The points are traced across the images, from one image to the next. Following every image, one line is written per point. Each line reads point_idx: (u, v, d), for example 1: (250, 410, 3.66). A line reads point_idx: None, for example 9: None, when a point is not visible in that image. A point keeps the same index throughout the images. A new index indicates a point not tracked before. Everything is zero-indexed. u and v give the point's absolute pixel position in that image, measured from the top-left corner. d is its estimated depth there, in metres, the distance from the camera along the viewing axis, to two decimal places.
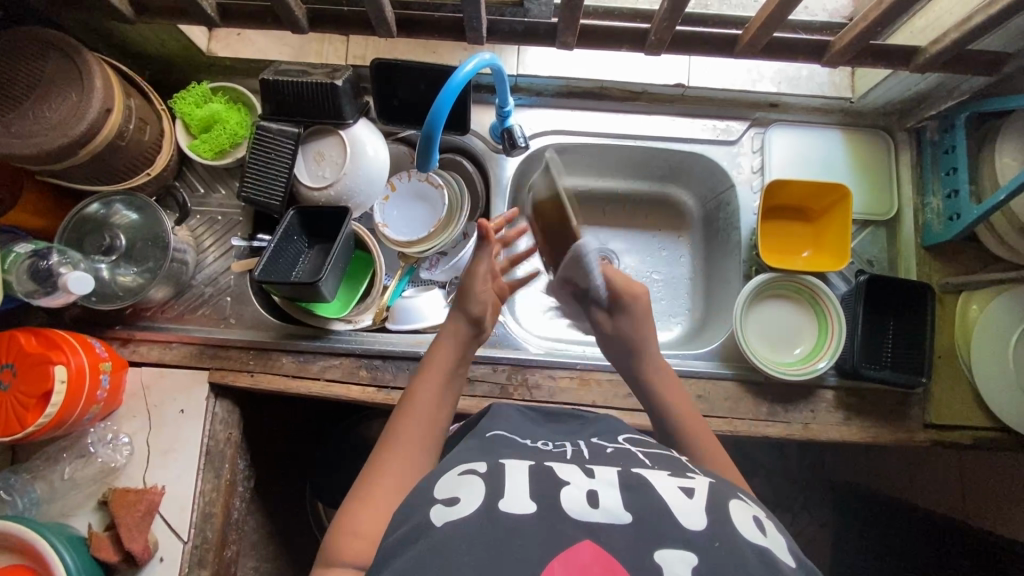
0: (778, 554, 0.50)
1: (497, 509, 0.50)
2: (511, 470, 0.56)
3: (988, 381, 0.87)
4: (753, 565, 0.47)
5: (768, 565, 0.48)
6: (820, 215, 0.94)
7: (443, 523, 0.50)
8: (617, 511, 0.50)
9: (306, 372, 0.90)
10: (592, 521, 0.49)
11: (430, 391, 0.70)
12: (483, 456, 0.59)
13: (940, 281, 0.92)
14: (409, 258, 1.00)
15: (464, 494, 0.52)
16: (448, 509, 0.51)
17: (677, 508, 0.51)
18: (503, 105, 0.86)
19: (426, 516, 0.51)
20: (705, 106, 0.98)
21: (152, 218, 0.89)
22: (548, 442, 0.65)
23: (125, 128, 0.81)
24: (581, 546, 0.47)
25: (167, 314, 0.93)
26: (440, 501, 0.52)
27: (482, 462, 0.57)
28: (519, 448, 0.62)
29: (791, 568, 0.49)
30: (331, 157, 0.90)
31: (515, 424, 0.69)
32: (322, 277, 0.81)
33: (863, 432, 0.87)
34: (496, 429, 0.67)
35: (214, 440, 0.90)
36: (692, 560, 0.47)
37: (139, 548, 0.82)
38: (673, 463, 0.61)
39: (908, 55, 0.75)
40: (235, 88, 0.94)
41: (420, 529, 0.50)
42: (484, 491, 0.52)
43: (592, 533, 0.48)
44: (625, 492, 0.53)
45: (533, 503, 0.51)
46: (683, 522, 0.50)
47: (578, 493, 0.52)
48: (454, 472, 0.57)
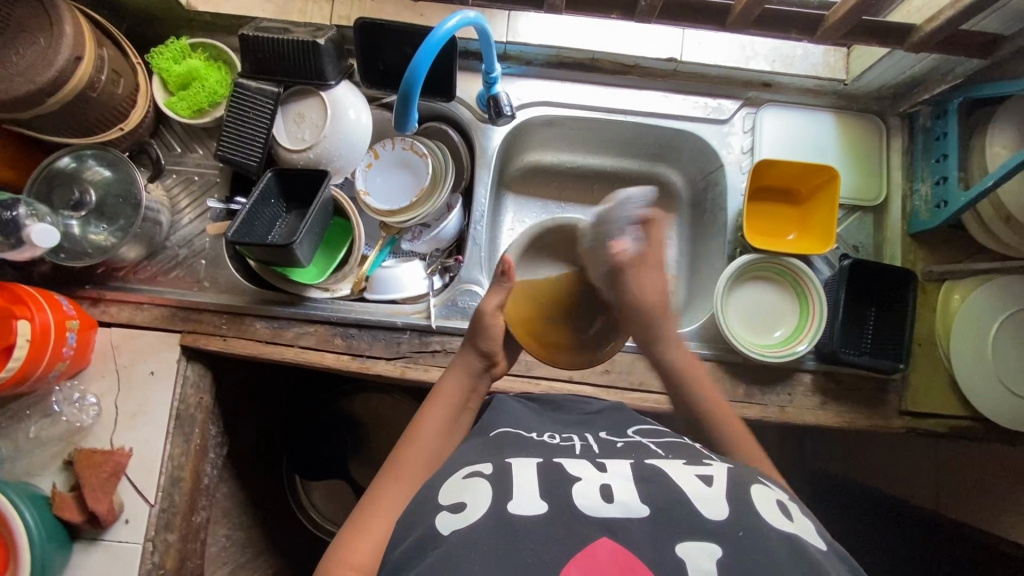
0: (806, 539, 0.50)
1: (505, 512, 0.50)
2: (518, 469, 0.56)
3: (966, 372, 0.87)
4: (781, 553, 0.47)
5: (797, 553, 0.47)
6: (807, 198, 0.93)
7: (450, 532, 0.50)
8: (633, 505, 0.50)
9: (280, 338, 0.88)
10: (608, 517, 0.49)
11: (434, 425, 0.70)
12: (492, 457, 0.60)
13: (924, 269, 0.91)
14: (392, 229, 0.98)
15: (470, 499, 0.53)
16: (454, 517, 0.52)
17: (695, 497, 0.51)
18: (491, 71, 0.84)
19: (433, 526, 0.52)
20: (697, 82, 0.96)
21: (124, 175, 0.86)
22: (555, 435, 0.67)
23: (97, 79, 0.78)
24: (598, 544, 0.47)
25: (139, 275, 0.91)
26: (446, 509, 0.53)
27: (488, 464, 0.58)
28: (526, 444, 0.64)
29: (820, 551, 0.49)
30: (311, 119, 0.88)
31: (523, 417, 0.71)
32: (296, 240, 0.79)
33: (839, 418, 0.87)
34: (502, 426, 0.68)
35: (184, 403, 0.88)
36: (716, 552, 0.46)
37: (103, 509, 0.81)
38: (689, 452, 0.62)
39: (903, 33, 0.73)
40: (215, 45, 0.91)
41: (428, 540, 0.51)
42: (490, 498, 0.53)
43: (609, 529, 0.48)
44: (640, 485, 0.53)
45: (543, 504, 0.51)
46: (705, 512, 0.49)
47: (590, 489, 0.52)
48: (460, 476, 0.58)
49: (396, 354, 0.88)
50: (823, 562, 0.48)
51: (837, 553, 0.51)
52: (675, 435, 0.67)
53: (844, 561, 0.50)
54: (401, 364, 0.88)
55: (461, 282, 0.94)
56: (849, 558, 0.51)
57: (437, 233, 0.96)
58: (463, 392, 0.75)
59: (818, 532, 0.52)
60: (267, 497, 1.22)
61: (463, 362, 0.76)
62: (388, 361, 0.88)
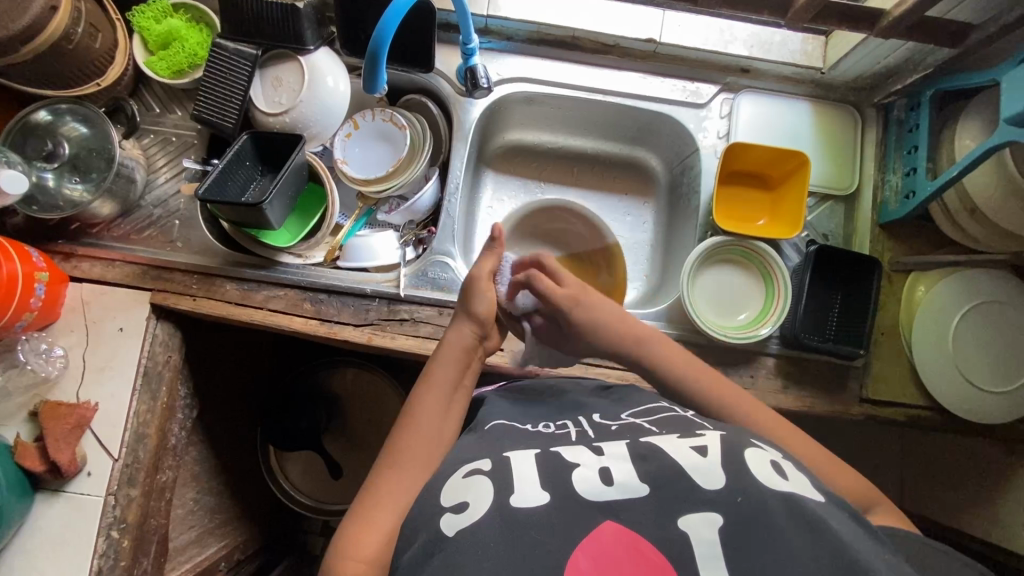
0: (804, 494, 0.51)
1: (509, 505, 0.50)
2: (517, 462, 0.56)
3: (927, 361, 0.87)
4: (780, 510, 0.49)
5: (792, 506, 0.49)
6: (779, 184, 0.93)
7: (455, 531, 0.50)
8: (632, 484, 0.51)
9: (249, 300, 0.89)
10: (609, 499, 0.50)
11: (433, 406, 0.70)
12: (489, 451, 0.59)
13: (891, 260, 0.92)
14: (368, 199, 0.98)
15: (472, 498, 0.52)
16: (457, 516, 0.51)
17: (691, 469, 0.52)
18: (468, 42, 0.84)
19: (437, 527, 0.51)
20: (675, 65, 0.96)
21: (99, 131, 0.86)
22: (548, 423, 0.66)
23: (72, 31, 0.78)
24: (602, 528, 0.48)
25: (113, 233, 0.91)
26: (449, 508, 0.52)
27: (487, 461, 0.56)
28: (521, 436, 0.62)
29: (818, 503, 0.51)
30: (289, 83, 0.89)
31: (512, 410, 0.69)
32: (265, 200, 0.80)
33: (800, 402, 0.88)
34: (495, 419, 0.67)
35: (152, 360, 0.89)
36: (717, 520, 0.48)
37: (65, 460, 0.81)
38: (682, 424, 0.62)
39: (872, 18, 0.74)
40: (196, 6, 0.91)
41: (434, 543, 0.50)
42: (492, 490, 0.52)
43: (612, 512, 0.49)
44: (638, 464, 0.53)
45: (545, 491, 0.51)
46: (702, 483, 0.51)
47: (589, 473, 0.53)
48: (459, 475, 0.56)
49: (363, 320, 0.89)
50: (822, 515, 0.49)
51: (834, 502, 0.52)
52: (665, 407, 0.67)
53: (843, 511, 0.52)
54: (368, 331, 0.88)
55: (433, 253, 0.94)
56: (845, 503, 0.53)
57: (412, 204, 0.96)
58: (461, 364, 0.74)
59: (813, 484, 0.54)
60: (238, 465, 1.23)
61: (459, 334, 0.76)
62: (355, 328, 0.88)
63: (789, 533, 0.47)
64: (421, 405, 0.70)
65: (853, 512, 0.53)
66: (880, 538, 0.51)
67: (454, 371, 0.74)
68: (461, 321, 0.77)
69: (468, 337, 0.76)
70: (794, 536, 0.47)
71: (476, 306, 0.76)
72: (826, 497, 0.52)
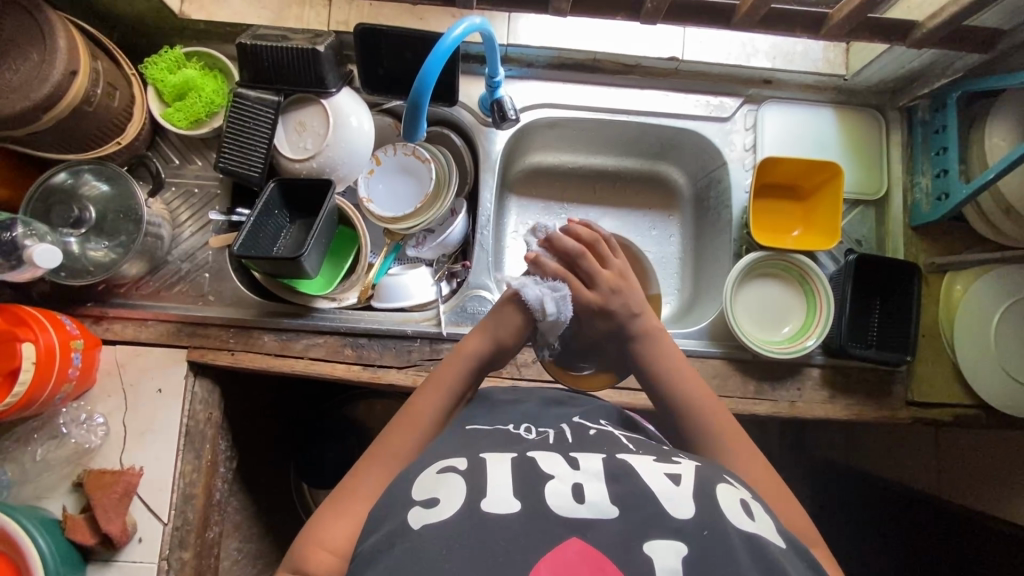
0: (769, 538, 0.50)
1: (478, 508, 0.49)
2: (492, 465, 0.55)
3: (971, 359, 0.88)
4: (742, 553, 0.48)
5: (756, 552, 0.48)
6: (811, 194, 0.93)
7: (421, 527, 0.49)
8: (602, 505, 0.50)
9: (289, 351, 0.88)
10: (578, 517, 0.49)
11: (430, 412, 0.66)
12: (463, 451, 0.58)
13: (926, 262, 0.93)
14: (396, 235, 0.97)
15: (444, 494, 0.51)
16: (426, 511, 0.50)
17: (663, 496, 0.51)
18: (494, 75, 0.83)
19: (404, 519, 0.50)
20: (699, 81, 0.96)
21: (123, 190, 0.84)
22: (531, 427, 0.63)
23: (92, 92, 0.76)
24: (567, 544, 0.47)
25: (142, 291, 0.89)
26: (419, 503, 0.52)
27: (463, 460, 0.56)
28: (500, 438, 0.60)
29: (780, 549, 0.50)
30: (313, 127, 0.87)
31: (495, 412, 0.67)
32: (303, 252, 0.78)
33: (849, 411, 0.88)
34: (477, 420, 0.66)
35: (193, 420, 0.87)
36: (681, 551, 0.47)
37: (116, 530, 0.80)
38: (658, 448, 0.61)
39: (904, 30, 0.74)
40: (210, 54, 0.89)
41: (398, 534, 0.49)
42: (465, 490, 0.51)
43: (577, 529, 0.48)
44: (611, 484, 0.52)
45: (516, 500, 0.50)
46: (672, 513, 0.50)
47: (562, 486, 0.52)
48: (432, 470, 0.56)
49: (407, 362, 0.88)
50: (782, 560, 0.49)
51: (796, 549, 0.52)
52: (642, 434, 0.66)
53: (804, 559, 0.51)
54: (413, 372, 0.87)
55: (469, 287, 0.93)
56: (806, 552, 0.52)
57: (443, 239, 0.95)
58: (467, 375, 0.70)
59: (777, 527, 0.53)
60: (278, 506, 1.22)
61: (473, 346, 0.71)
62: (399, 370, 0.87)
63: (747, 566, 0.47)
64: (417, 409, 0.67)
65: (812, 562, 0.52)
66: None
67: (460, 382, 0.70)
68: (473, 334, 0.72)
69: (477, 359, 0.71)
70: None
71: (501, 334, 0.71)
72: (788, 543, 0.52)
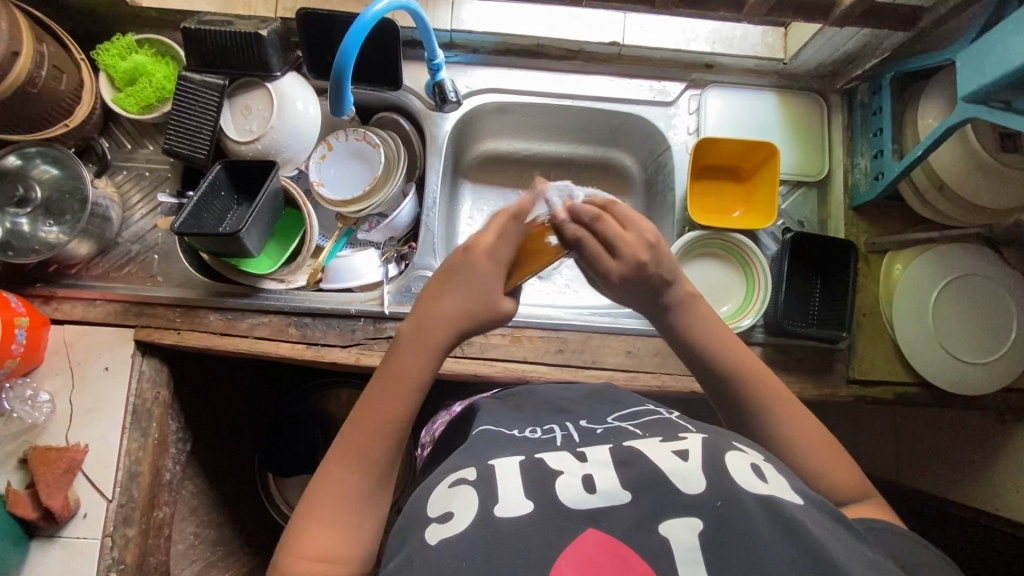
0: (782, 496, 0.49)
1: (492, 516, 0.48)
2: (502, 470, 0.53)
3: (907, 336, 0.89)
4: (759, 517, 0.47)
5: (771, 512, 0.47)
6: (752, 175, 0.95)
7: (439, 542, 0.48)
8: (613, 491, 0.49)
9: (234, 330, 0.89)
10: (591, 508, 0.48)
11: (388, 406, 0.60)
12: (472, 459, 0.56)
13: (867, 242, 0.93)
14: (348, 220, 0.99)
15: (457, 508, 0.50)
16: (442, 526, 0.49)
17: (672, 474, 0.50)
18: (434, 57, 0.85)
19: (421, 539, 0.49)
20: (640, 65, 0.97)
21: (71, 171, 0.86)
22: (536, 429, 0.63)
23: (36, 75, 0.78)
24: (585, 536, 0.46)
25: (92, 272, 0.91)
26: (434, 519, 0.50)
27: (472, 469, 0.54)
28: (508, 441, 0.59)
29: (797, 506, 0.49)
30: (258, 110, 0.89)
31: (501, 415, 0.67)
32: (242, 228, 0.80)
33: (790, 388, 0.89)
34: (484, 425, 0.64)
35: (140, 398, 0.88)
36: (697, 525, 0.46)
37: (58, 505, 0.81)
38: (667, 427, 0.59)
39: (826, 8, 0.75)
40: (161, 40, 0.91)
41: (416, 553, 0.48)
42: (477, 500, 0.50)
43: (593, 519, 0.47)
44: (620, 469, 0.51)
45: (528, 501, 0.49)
46: (682, 489, 0.49)
47: (572, 481, 0.51)
48: (443, 485, 0.54)
49: (350, 341, 0.89)
50: (801, 517, 0.47)
51: (814, 503, 0.50)
52: (653, 412, 0.65)
53: (826, 513, 0.50)
54: (356, 351, 0.88)
55: (414, 268, 0.94)
56: (827, 506, 0.51)
57: (391, 221, 0.96)
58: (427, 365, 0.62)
59: (792, 485, 0.52)
60: (237, 493, 1.23)
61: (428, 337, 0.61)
62: (342, 349, 0.88)
63: (767, 538, 0.45)
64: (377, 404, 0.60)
65: (838, 515, 0.51)
66: (867, 545, 0.49)
67: (424, 370, 0.62)
68: (437, 320, 0.62)
69: (443, 344, 0.62)
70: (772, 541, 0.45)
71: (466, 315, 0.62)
72: (806, 499, 0.50)
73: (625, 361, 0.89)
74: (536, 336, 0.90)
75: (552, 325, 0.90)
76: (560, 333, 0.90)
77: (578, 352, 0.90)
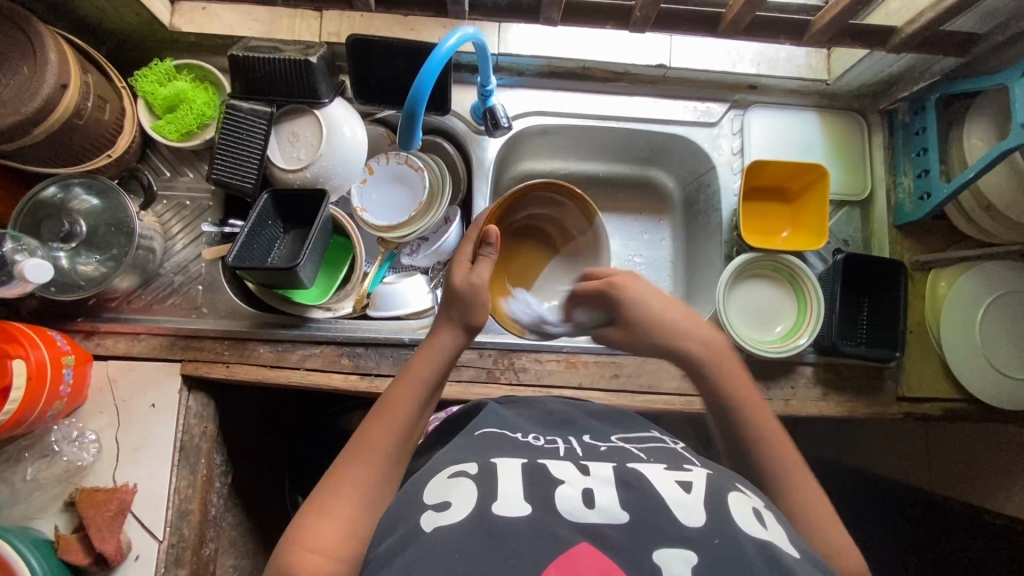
0: (779, 546, 0.48)
1: (489, 512, 0.49)
2: (504, 471, 0.54)
3: (957, 354, 0.90)
4: (753, 558, 0.46)
5: (768, 559, 0.46)
6: (798, 195, 0.95)
7: (432, 530, 0.48)
8: (613, 509, 0.49)
9: (284, 362, 0.87)
10: (588, 522, 0.48)
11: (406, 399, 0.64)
12: (476, 456, 0.57)
13: (912, 260, 0.95)
14: (390, 244, 0.97)
15: (455, 498, 0.51)
16: (438, 515, 0.50)
17: (672, 504, 0.50)
18: (486, 84, 0.84)
19: (416, 522, 0.50)
20: (687, 87, 0.98)
21: (113, 203, 0.84)
22: (540, 437, 0.63)
23: (83, 106, 0.76)
24: (578, 549, 0.46)
25: (133, 304, 0.88)
26: (431, 506, 0.51)
27: (473, 464, 0.55)
28: (511, 447, 0.59)
29: (792, 557, 0.48)
30: (305, 138, 0.87)
31: (508, 419, 0.66)
32: (299, 262, 0.78)
33: (841, 407, 0.90)
34: (487, 426, 0.64)
35: (188, 434, 0.86)
36: (691, 559, 0.45)
37: (111, 550, 0.78)
38: (671, 456, 0.59)
39: (883, 35, 0.76)
40: (201, 66, 0.89)
41: (409, 537, 0.48)
42: (475, 494, 0.51)
43: (589, 535, 0.47)
44: (622, 491, 0.51)
45: (527, 504, 0.50)
46: (681, 519, 0.48)
47: (572, 493, 0.51)
48: (443, 476, 0.55)
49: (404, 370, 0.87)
50: (797, 569, 0.46)
51: (812, 560, 0.49)
52: (656, 438, 0.64)
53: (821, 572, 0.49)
54: None
55: None
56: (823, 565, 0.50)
57: (439, 246, 0.96)
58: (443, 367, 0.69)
59: (790, 540, 0.51)
60: (273, 521, 1.20)
61: (447, 339, 0.70)
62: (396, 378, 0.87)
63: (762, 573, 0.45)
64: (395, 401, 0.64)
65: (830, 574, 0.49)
66: None
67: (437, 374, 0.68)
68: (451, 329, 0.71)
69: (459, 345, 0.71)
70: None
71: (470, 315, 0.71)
72: (802, 555, 0.49)
73: (680, 384, 0.89)
74: (591, 361, 0.89)
75: (605, 350, 0.90)
76: (614, 357, 0.90)
77: (635, 376, 0.89)
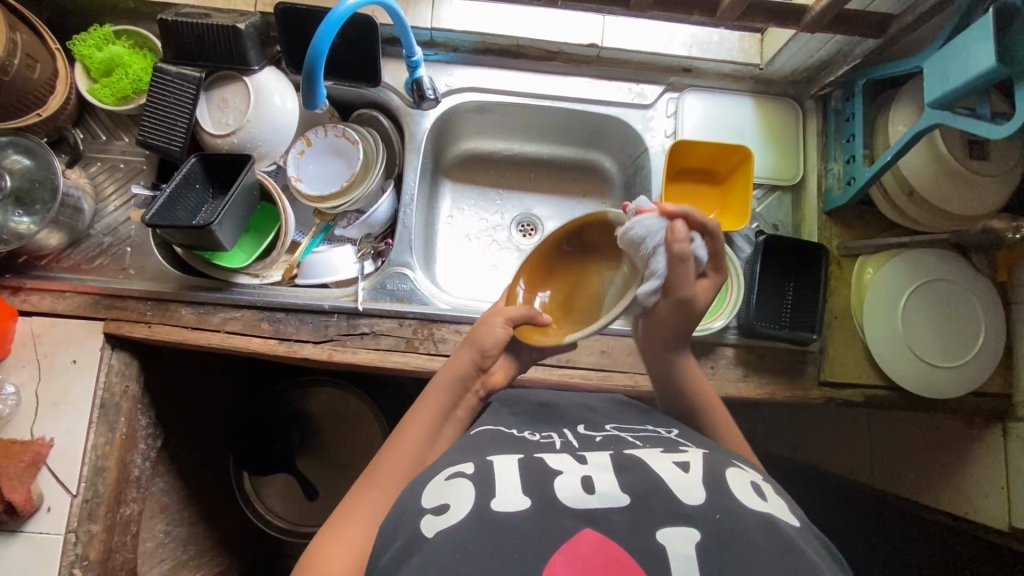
0: (781, 516, 0.48)
1: (487, 509, 0.48)
2: (502, 467, 0.53)
3: (879, 340, 0.89)
4: (756, 531, 0.46)
5: (772, 529, 0.46)
6: (727, 177, 0.96)
7: (435, 535, 0.47)
8: (612, 494, 0.49)
9: (206, 324, 0.88)
10: (589, 508, 0.48)
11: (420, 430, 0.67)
12: (473, 454, 0.57)
13: (839, 245, 0.94)
14: (326, 216, 0.99)
15: (453, 499, 0.50)
16: (436, 519, 0.49)
17: (674, 484, 0.50)
18: (412, 55, 0.87)
19: (417, 529, 0.48)
20: (619, 67, 0.98)
21: (43, 161, 0.85)
22: (535, 432, 0.63)
23: (7, 63, 0.78)
24: (582, 536, 0.45)
25: (62, 264, 0.90)
26: (430, 510, 0.50)
27: (470, 464, 0.54)
28: (510, 440, 0.60)
29: (794, 527, 0.48)
30: (234, 104, 0.89)
31: (501, 415, 0.67)
32: (214, 222, 0.79)
33: (761, 388, 0.90)
34: (484, 424, 0.65)
35: (108, 391, 0.87)
36: (695, 536, 0.45)
37: (20, 498, 0.79)
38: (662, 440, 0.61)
39: (797, 14, 0.77)
40: (140, 33, 0.91)
41: (413, 543, 0.47)
42: (474, 493, 0.50)
43: (590, 520, 0.47)
44: (621, 475, 0.52)
45: (527, 498, 0.49)
46: (683, 498, 0.48)
47: (572, 481, 0.51)
48: (442, 477, 0.54)
49: (322, 337, 0.88)
50: (798, 539, 0.46)
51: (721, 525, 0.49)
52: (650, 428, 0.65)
53: (821, 542, 0.49)
54: (328, 347, 0.88)
55: (390, 265, 0.94)
56: (824, 540, 0.50)
57: (368, 217, 0.95)
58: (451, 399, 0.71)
59: (792, 508, 0.51)
60: (212, 492, 1.21)
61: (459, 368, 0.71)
62: (315, 344, 0.88)
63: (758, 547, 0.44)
64: (408, 433, 0.67)
65: (831, 551, 0.49)
66: None
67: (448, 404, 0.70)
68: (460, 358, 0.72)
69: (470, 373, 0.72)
70: (764, 552, 0.44)
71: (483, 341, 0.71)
72: (802, 521, 0.50)
73: (599, 360, 0.89)
74: None
75: None
76: None
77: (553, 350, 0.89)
